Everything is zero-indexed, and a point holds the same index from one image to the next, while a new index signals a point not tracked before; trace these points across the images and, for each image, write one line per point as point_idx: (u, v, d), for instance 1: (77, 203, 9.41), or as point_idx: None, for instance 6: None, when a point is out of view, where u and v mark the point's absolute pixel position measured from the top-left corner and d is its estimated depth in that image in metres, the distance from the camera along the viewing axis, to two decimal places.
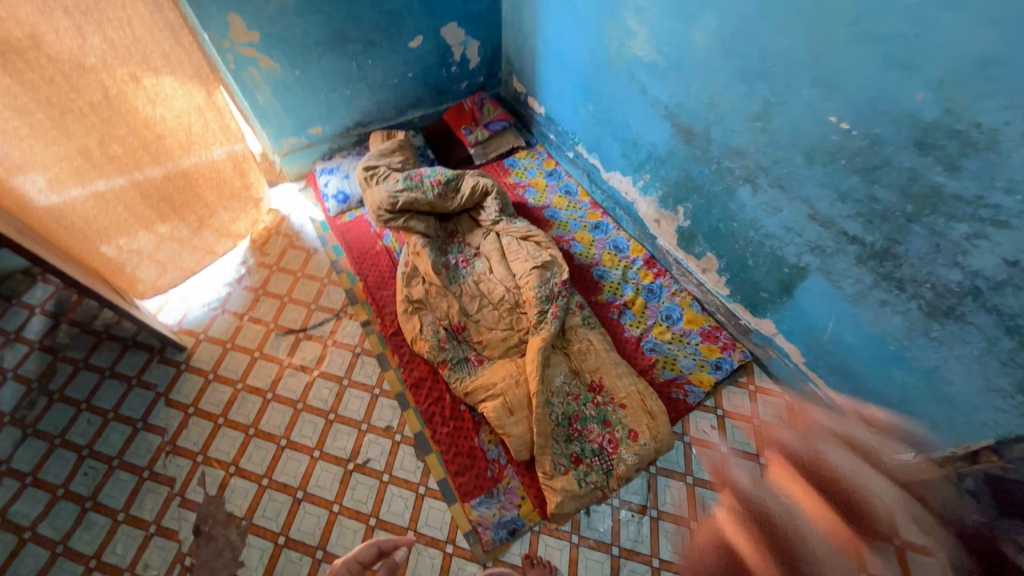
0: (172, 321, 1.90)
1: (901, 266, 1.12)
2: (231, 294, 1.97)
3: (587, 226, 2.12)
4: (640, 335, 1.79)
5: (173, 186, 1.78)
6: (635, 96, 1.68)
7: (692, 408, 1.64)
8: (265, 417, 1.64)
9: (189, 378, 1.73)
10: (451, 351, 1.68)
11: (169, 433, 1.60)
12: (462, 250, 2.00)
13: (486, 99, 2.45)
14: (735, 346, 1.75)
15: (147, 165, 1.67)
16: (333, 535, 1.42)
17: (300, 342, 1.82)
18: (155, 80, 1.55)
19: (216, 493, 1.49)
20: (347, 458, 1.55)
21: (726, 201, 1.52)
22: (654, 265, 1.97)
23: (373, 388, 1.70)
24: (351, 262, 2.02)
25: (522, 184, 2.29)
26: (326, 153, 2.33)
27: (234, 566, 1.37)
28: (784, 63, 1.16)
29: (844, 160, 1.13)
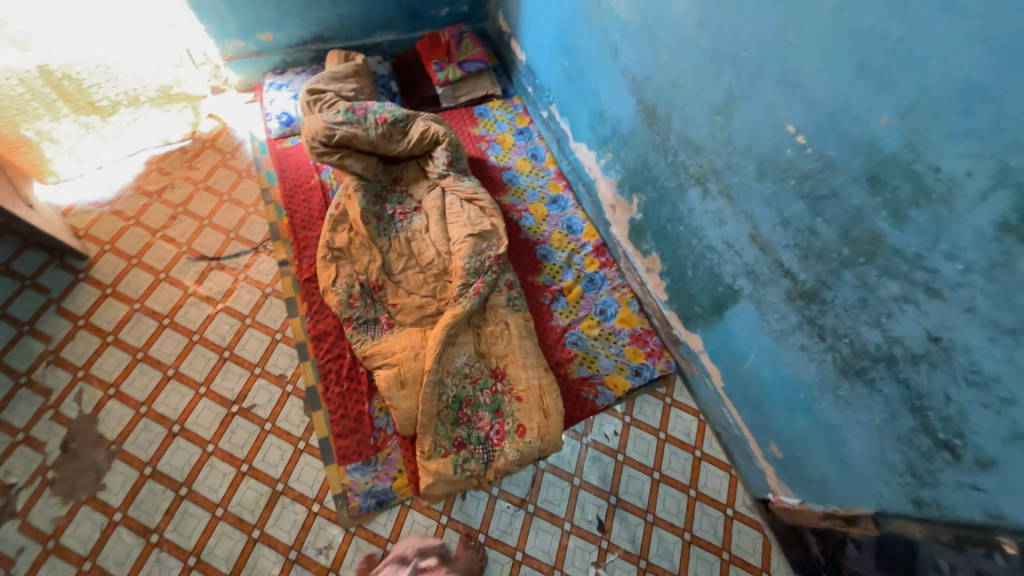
0: (78, 224, 1.76)
1: (826, 313, 0.99)
2: (148, 206, 1.83)
3: (544, 197, 1.95)
4: (567, 325, 1.69)
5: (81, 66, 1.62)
6: (607, 59, 1.46)
7: (599, 410, 1.58)
8: (156, 342, 1.57)
9: (86, 289, 1.64)
10: (360, 310, 1.58)
11: (54, 343, 1.54)
12: (402, 202, 1.83)
13: (467, 33, 2.18)
14: (661, 354, 1.66)
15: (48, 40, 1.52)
16: (201, 475, 1.39)
17: (211, 271, 1.72)
18: None
19: (91, 412, 1.45)
20: (232, 399, 1.50)
21: (677, 201, 1.35)
22: (603, 253, 1.83)
23: (275, 332, 1.62)
24: (281, 194, 1.87)
25: (487, 138, 2.09)
26: (278, 65, 2.10)
27: (95, 488, 1.35)
28: (754, 48, 0.98)
29: (793, 181, 0.97)
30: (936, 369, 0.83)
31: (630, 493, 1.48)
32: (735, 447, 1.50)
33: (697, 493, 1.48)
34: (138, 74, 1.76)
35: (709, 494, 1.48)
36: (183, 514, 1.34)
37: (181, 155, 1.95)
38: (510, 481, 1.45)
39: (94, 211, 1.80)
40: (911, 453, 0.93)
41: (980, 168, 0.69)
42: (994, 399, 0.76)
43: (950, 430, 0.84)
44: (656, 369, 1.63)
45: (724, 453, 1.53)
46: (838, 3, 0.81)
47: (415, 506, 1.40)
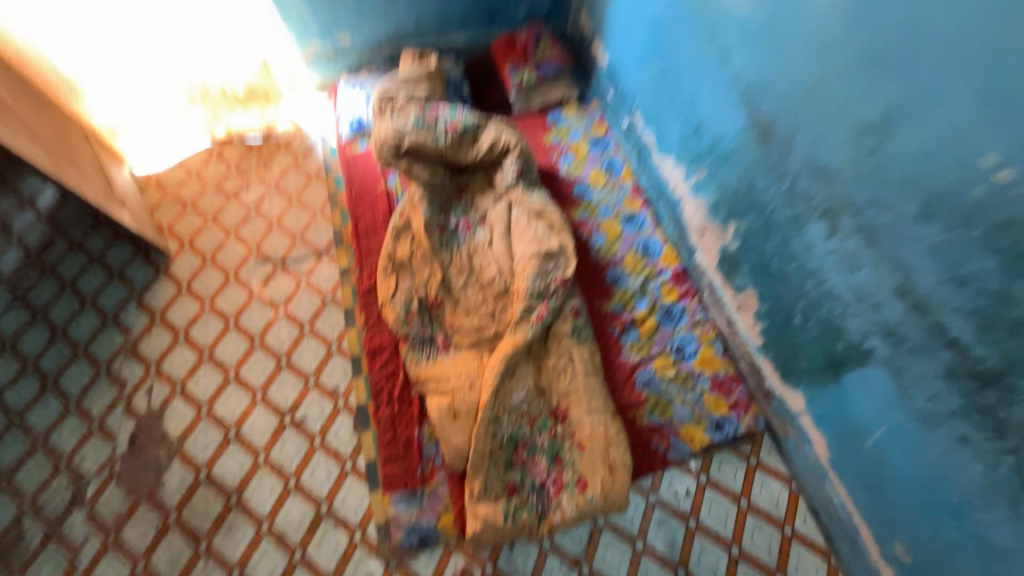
0: (162, 220, 1.84)
1: (1014, 405, 0.76)
2: (225, 206, 1.88)
3: (619, 215, 1.78)
4: (638, 362, 1.51)
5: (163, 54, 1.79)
6: (712, 64, 1.26)
7: (669, 465, 1.39)
8: (221, 343, 1.59)
9: (163, 284, 1.71)
10: (416, 328, 1.50)
11: (132, 335, 1.61)
12: (466, 213, 1.73)
13: (545, 34, 2.04)
14: (748, 408, 1.43)
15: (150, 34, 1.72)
16: (251, 485, 1.39)
17: (276, 274, 1.73)
18: None
19: (158, 407, 1.49)
20: (286, 409, 1.48)
21: (790, 235, 1.13)
22: (684, 282, 1.62)
23: (331, 344, 1.59)
24: (347, 199, 1.85)
25: (559, 147, 1.94)
26: (353, 68, 2.08)
27: (155, 486, 1.38)
28: (936, 55, 0.76)
29: (981, 232, 0.74)
30: None
31: (701, 567, 1.28)
32: (838, 532, 1.25)
33: None
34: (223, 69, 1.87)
35: None
36: (231, 525, 1.34)
37: (258, 156, 1.99)
38: (563, 536, 1.31)
39: (177, 208, 1.87)
40: None
41: None
42: None
43: None
44: (741, 425, 1.41)
45: (821, 535, 1.29)
46: None
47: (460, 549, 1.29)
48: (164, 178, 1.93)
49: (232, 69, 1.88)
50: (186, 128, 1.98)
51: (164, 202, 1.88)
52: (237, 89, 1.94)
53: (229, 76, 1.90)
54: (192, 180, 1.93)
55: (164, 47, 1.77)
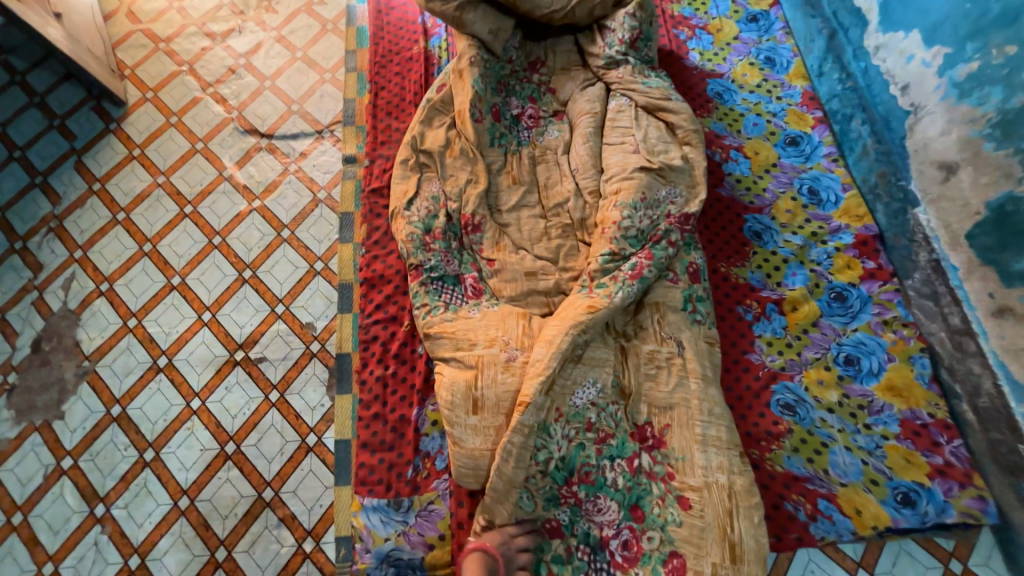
0: (126, 61, 1.36)
1: None
2: (207, 51, 1.36)
3: (774, 134, 1.12)
4: (778, 371, 0.93)
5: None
6: None
7: (808, 545, 0.83)
8: (170, 236, 1.14)
9: (112, 145, 1.25)
10: (436, 257, 0.96)
11: (61, 206, 1.18)
12: (536, 97, 1.13)
13: None
14: (967, 481, 0.83)
15: None
16: (175, 440, 0.96)
17: (257, 152, 1.22)
18: None
19: (75, 309, 1.07)
20: (239, 342, 1.03)
21: None
22: (874, 255, 0.98)
23: (316, 261, 1.10)
24: (369, 61, 1.28)
25: (691, 22, 1.27)
26: None
27: (52, 415, 0.99)
28: None
29: None
30: None
31: None
32: None
33: None
34: None
35: None
36: (139, 490, 0.93)
37: None
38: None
39: (148, 46, 1.38)
40: None
41: None
42: None
43: None
44: (949, 506, 0.82)
45: None
46: None
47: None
48: (140, 7, 1.44)
49: None
50: None
51: (132, 35, 1.39)
52: None
53: None
54: (172, 13, 1.43)
55: None
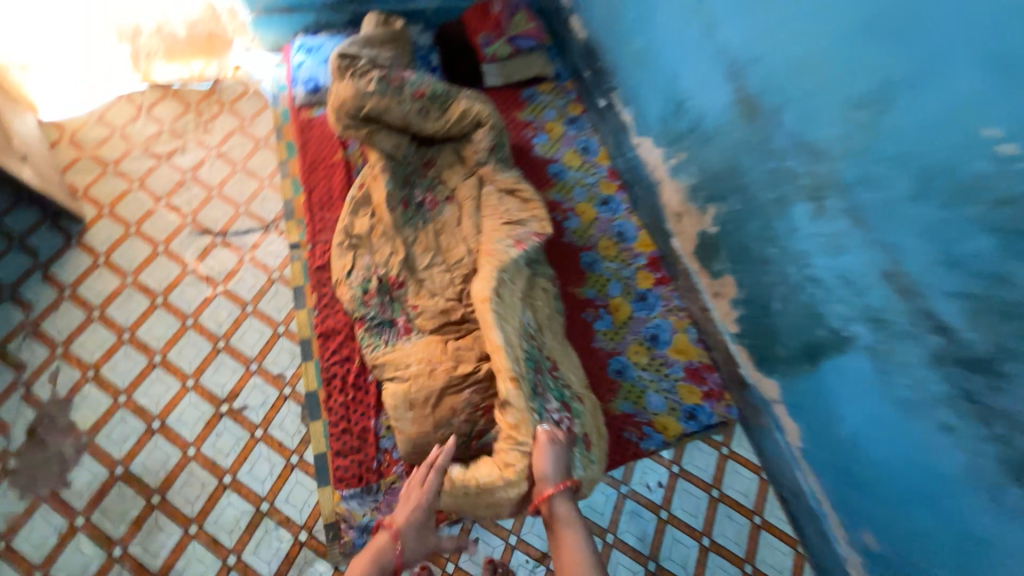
0: (78, 183, 1.60)
1: (1001, 391, 0.72)
2: (155, 169, 1.66)
3: (594, 198, 1.70)
4: (611, 350, 1.45)
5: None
6: (695, 40, 1.20)
7: (642, 455, 1.33)
8: (146, 323, 1.40)
9: (76, 255, 1.48)
10: (374, 309, 1.36)
11: (35, 312, 1.38)
12: (433, 188, 1.59)
13: (522, 7, 1.92)
14: (721, 396, 1.39)
15: None
16: (178, 482, 1.22)
17: (214, 248, 1.53)
18: None
19: (65, 395, 1.29)
20: (222, 398, 1.32)
21: (773, 217, 1.08)
22: (659, 269, 1.57)
23: (278, 326, 1.43)
24: (301, 167, 1.66)
25: (534, 125, 1.85)
26: (311, 27, 1.88)
27: (59, 485, 1.20)
28: (946, 19, 0.70)
29: (983, 207, 0.69)
30: None
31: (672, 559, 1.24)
32: (805, 520, 1.22)
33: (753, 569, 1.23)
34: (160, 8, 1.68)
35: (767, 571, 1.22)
36: (150, 528, 1.17)
37: (197, 117, 1.77)
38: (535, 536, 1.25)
39: (98, 169, 1.63)
40: None
41: None
42: None
43: None
44: (713, 413, 1.37)
45: (790, 525, 1.26)
46: None
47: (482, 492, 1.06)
48: (83, 135, 1.70)
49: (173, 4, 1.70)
50: (100, 70, 1.73)
51: (81, 161, 1.64)
52: (178, 30, 1.74)
53: (170, 16, 1.71)
54: (116, 139, 1.70)
55: None
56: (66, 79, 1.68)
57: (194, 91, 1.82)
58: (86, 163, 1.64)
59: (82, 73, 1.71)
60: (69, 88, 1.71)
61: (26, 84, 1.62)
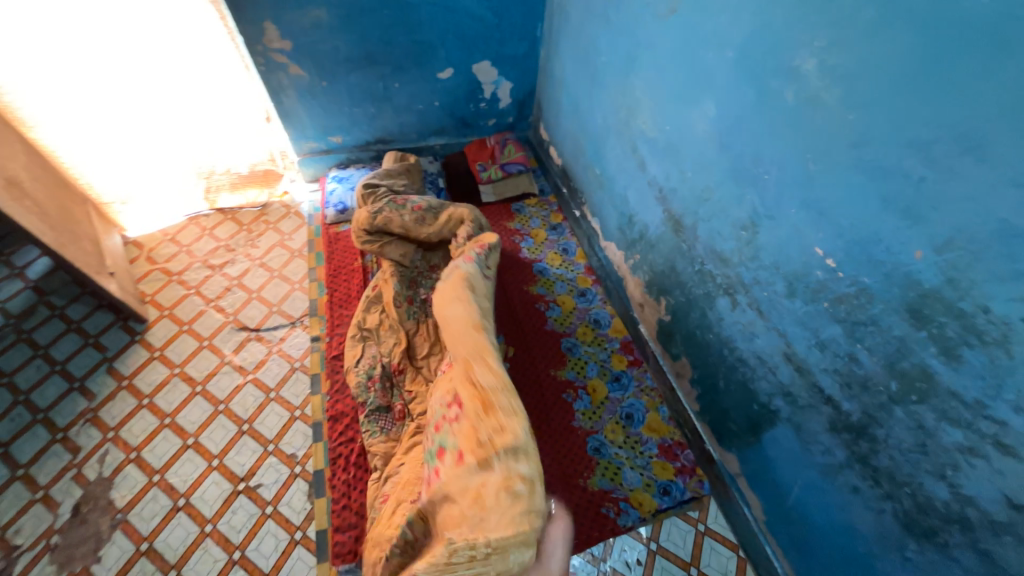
0: (147, 291, 1.95)
1: (879, 453, 0.88)
2: (210, 277, 2.01)
3: (573, 290, 1.94)
4: (589, 429, 1.56)
5: (183, 144, 2.02)
6: (634, 171, 1.53)
7: (620, 531, 1.39)
8: (185, 408, 1.63)
9: (137, 351, 1.77)
10: (375, 394, 1.57)
11: (96, 400, 1.64)
12: (435, 287, 1.87)
13: (511, 139, 2.37)
14: (693, 472, 1.47)
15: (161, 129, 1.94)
16: (194, 557, 1.35)
17: (249, 341, 1.81)
18: (159, 58, 1.74)
19: (109, 475, 1.48)
20: (241, 476, 1.49)
21: (705, 308, 1.30)
22: (632, 351, 1.74)
23: (295, 409, 1.64)
24: (326, 273, 2.00)
25: (521, 232, 2.16)
26: (342, 161, 2.36)
27: (90, 560, 1.34)
28: (775, 173, 0.98)
29: (826, 304, 0.91)
30: None
31: None
32: None
33: None
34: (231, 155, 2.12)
35: None
36: None
37: (247, 234, 2.17)
38: None
39: (164, 279, 1.99)
40: None
41: None
42: None
43: None
44: (686, 488, 1.44)
45: None
46: (856, 139, 0.81)
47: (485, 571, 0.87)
48: (157, 252, 2.08)
49: (242, 152, 2.14)
50: (176, 200, 2.15)
51: (152, 273, 2.00)
52: (242, 170, 2.19)
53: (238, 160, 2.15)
54: (182, 254, 2.08)
55: (181, 143, 2.01)
56: (152, 209, 2.12)
57: (248, 213, 2.26)
58: (154, 274, 2.01)
59: (166, 204, 2.14)
60: (152, 214, 2.14)
61: (122, 213, 2.08)
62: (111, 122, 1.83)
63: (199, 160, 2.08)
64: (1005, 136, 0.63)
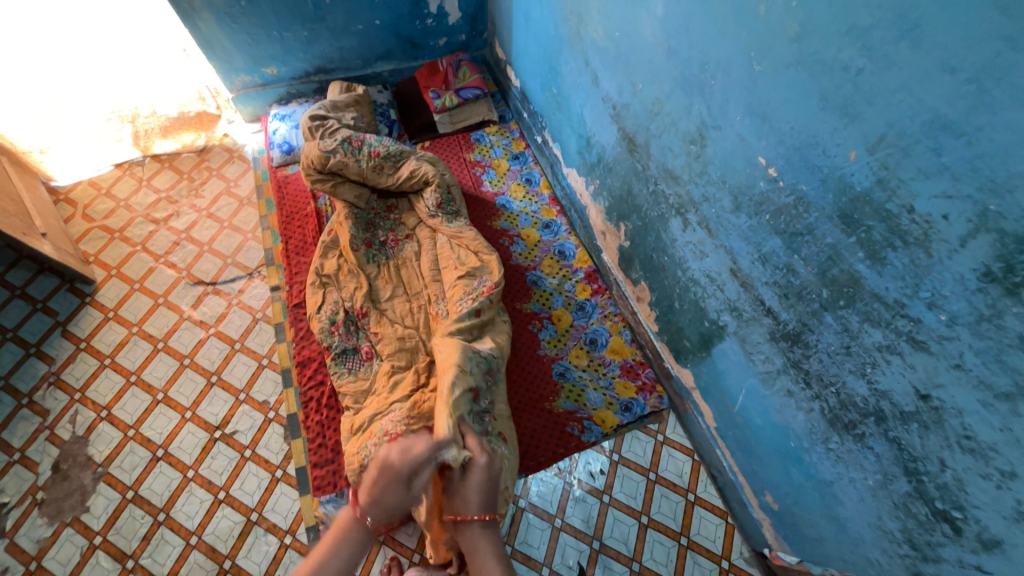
0: (90, 251, 1.85)
1: (810, 357, 0.92)
2: (155, 233, 1.90)
3: (536, 222, 1.87)
4: (554, 356, 1.59)
5: (95, 80, 1.81)
6: (588, 87, 1.43)
7: (584, 447, 1.46)
8: (149, 366, 1.62)
9: (90, 312, 1.72)
10: (340, 339, 1.55)
11: (56, 364, 1.62)
12: (394, 228, 1.78)
13: (465, 60, 2.18)
14: (653, 389, 1.53)
15: (65, 62, 1.72)
16: (180, 501, 1.42)
17: (207, 295, 1.77)
18: None
19: (83, 434, 1.51)
20: (216, 425, 1.53)
21: (660, 231, 1.28)
22: (595, 280, 1.73)
23: (262, 358, 1.64)
24: (278, 220, 1.90)
25: (482, 163, 2.04)
26: (283, 96, 2.16)
27: (79, 510, 1.40)
28: (721, 77, 0.93)
29: (768, 216, 0.91)
30: (928, 430, 0.75)
31: (614, 537, 1.35)
32: (730, 493, 1.35)
33: (688, 541, 1.33)
34: (153, 92, 1.92)
35: (701, 543, 1.33)
36: (158, 542, 1.36)
37: (189, 183, 2.02)
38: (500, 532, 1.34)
39: (105, 236, 1.88)
40: (908, 521, 0.84)
41: (957, 210, 0.63)
42: (993, 471, 0.68)
43: (948, 501, 0.76)
44: (646, 404, 1.50)
45: (720, 499, 1.37)
46: (798, 31, 0.76)
47: (468, 468, 1.19)
48: (93, 209, 1.93)
49: (166, 89, 1.94)
50: (103, 146, 1.97)
51: (92, 231, 1.88)
52: (170, 110, 2.00)
53: (163, 99, 1.95)
54: (121, 210, 1.94)
55: (96, 79, 1.80)
56: (79, 157, 1.95)
57: (186, 159, 2.07)
58: (93, 231, 1.89)
59: (93, 153, 1.97)
60: (82, 162, 1.97)
61: (44, 163, 1.90)
62: (10, 57, 1.61)
63: (121, 101, 1.89)
64: (939, 15, 0.60)
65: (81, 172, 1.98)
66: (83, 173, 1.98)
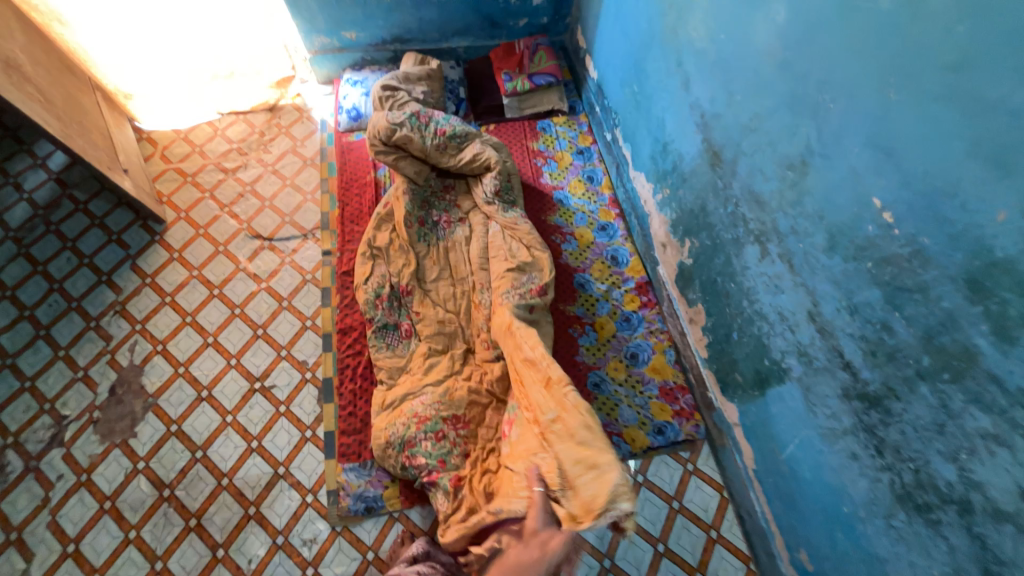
0: (163, 191, 1.94)
1: (888, 426, 0.84)
2: (223, 182, 1.97)
3: (592, 223, 1.81)
4: (591, 364, 1.55)
5: (191, 33, 1.90)
6: (676, 90, 1.33)
7: None
8: (204, 310, 1.70)
9: (157, 251, 1.81)
10: (382, 313, 1.56)
11: (123, 295, 1.72)
12: (448, 209, 1.76)
13: (543, 44, 2.10)
14: (691, 416, 1.45)
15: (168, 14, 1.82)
16: (217, 442, 1.49)
17: (262, 250, 1.82)
18: None
19: (139, 363, 1.61)
20: (256, 376, 1.59)
21: (730, 255, 1.19)
22: (646, 292, 1.65)
23: (306, 319, 1.69)
24: (337, 185, 1.92)
25: (545, 153, 1.98)
26: (357, 62, 2.16)
27: (128, 434, 1.50)
28: (844, 101, 0.83)
29: (869, 264, 0.82)
30: None
31: (626, 560, 1.31)
32: (758, 540, 1.28)
33: None
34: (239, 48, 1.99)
35: None
36: (193, 477, 1.44)
37: (259, 137, 2.07)
38: None
39: (178, 180, 1.97)
40: None
41: None
42: None
43: None
44: (681, 431, 1.43)
45: (745, 543, 1.30)
46: (957, 62, 0.66)
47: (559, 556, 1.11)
48: (170, 151, 2.02)
49: (252, 47, 2.01)
50: (188, 96, 2.05)
51: (167, 173, 1.97)
52: (252, 67, 2.06)
53: (247, 56, 2.02)
54: (196, 155, 2.02)
55: (192, 32, 1.90)
56: (165, 104, 2.03)
57: (259, 114, 2.13)
58: (167, 172, 1.98)
59: (176, 102, 2.04)
60: (167, 110, 2.05)
61: (131, 106, 2.00)
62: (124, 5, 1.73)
63: (210, 54, 1.97)
64: None
65: (164, 120, 2.06)
66: (167, 122, 2.07)
